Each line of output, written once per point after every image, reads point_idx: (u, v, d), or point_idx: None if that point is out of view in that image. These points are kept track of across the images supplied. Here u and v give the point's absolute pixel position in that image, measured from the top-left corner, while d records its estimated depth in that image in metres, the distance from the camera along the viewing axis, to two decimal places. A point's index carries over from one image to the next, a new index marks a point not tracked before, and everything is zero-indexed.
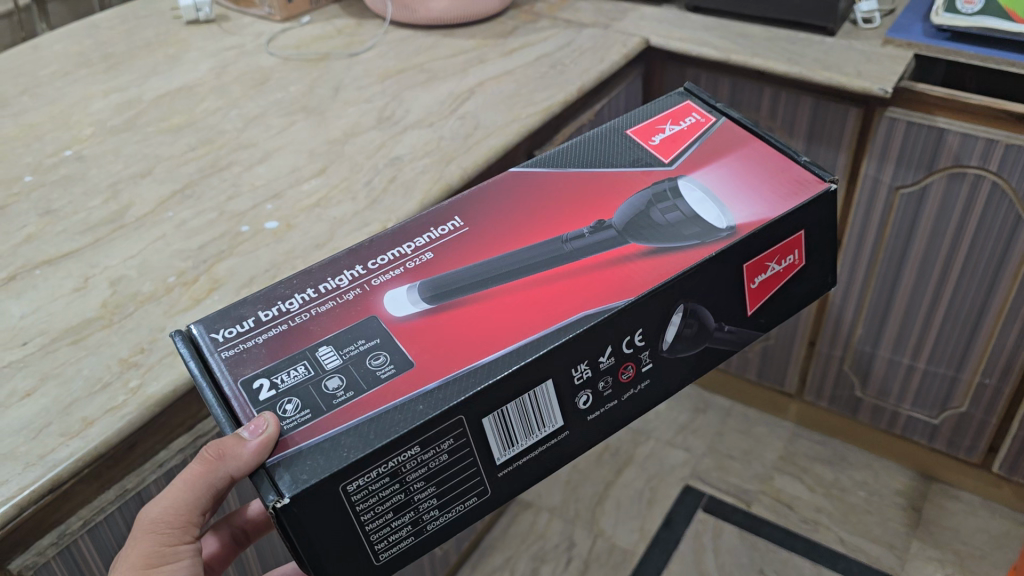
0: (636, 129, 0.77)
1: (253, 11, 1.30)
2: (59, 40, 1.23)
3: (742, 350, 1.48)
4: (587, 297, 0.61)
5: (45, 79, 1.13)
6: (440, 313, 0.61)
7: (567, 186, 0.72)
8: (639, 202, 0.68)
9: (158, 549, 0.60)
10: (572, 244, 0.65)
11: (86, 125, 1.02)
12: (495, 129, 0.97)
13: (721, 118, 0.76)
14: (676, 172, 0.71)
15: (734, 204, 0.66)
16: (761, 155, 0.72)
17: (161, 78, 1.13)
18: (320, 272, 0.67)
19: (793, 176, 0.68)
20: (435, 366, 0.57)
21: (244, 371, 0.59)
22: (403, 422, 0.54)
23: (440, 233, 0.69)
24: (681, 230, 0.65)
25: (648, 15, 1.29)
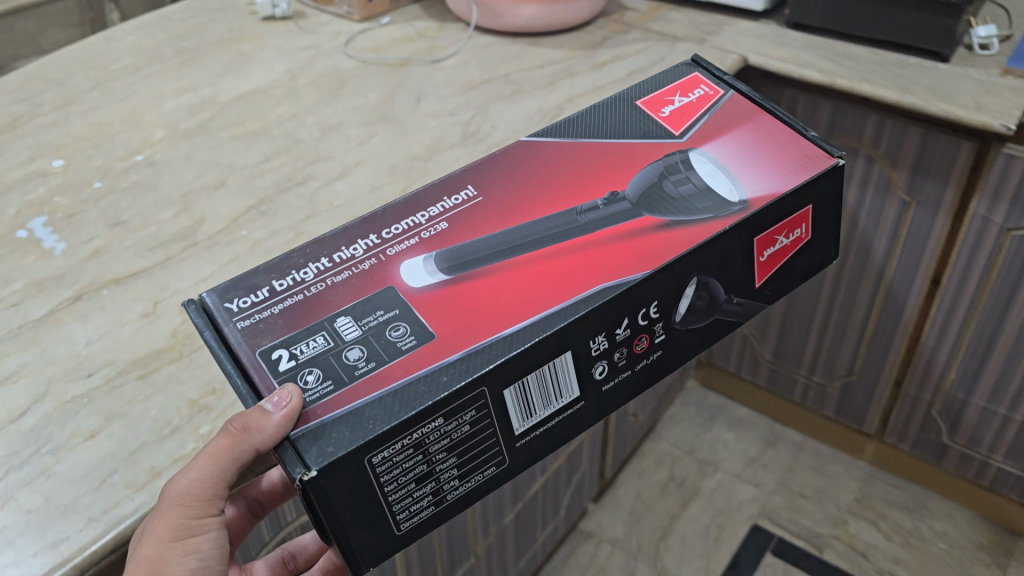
0: (645, 100, 0.80)
1: (329, 9, 1.24)
2: (131, 32, 1.19)
3: (821, 386, 1.41)
4: (607, 270, 0.62)
5: (116, 74, 1.09)
6: (457, 285, 0.62)
7: (580, 158, 0.73)
8: (652, 174, 0.70)
9: (183, 523, 0.55)
10: (587, 215, 0.67)
11: (158, 128, 0.98)
12: None
13: (729, 91, 0.80)
14: (686, 145, 0.73)
15: (746, 178, 0.69)
16: (769, 131, 0.75)
17: (235, 78, 1.08)
18: (334, 241, 0.67)
19: (803, 151, 0.72)
20: (459, 337, 0.57)
21: (260, 343, 0.58)
22: (428, 394, 0.54)
23: (453, 202, 0.70)
24: (692, 204, 0.67)
25: (745, 30, 1.20)
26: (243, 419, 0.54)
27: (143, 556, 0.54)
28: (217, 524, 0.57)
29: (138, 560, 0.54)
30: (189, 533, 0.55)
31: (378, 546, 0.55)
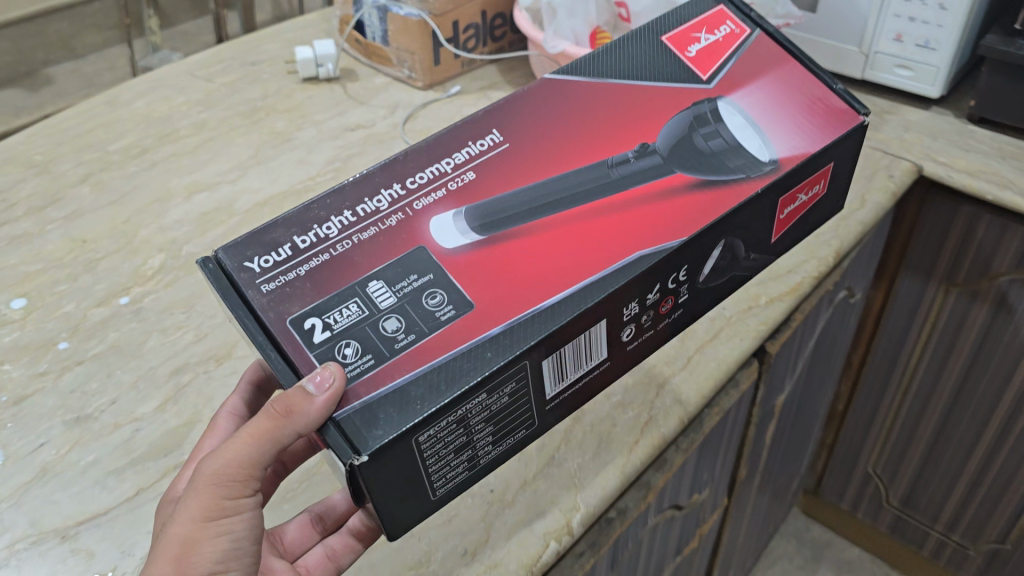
0: (670, 33, 0.57)
1: (386, 70, 1.00)
2: (142, 94, 0.96)
3: (961, 546, 1.15)
4: (673, 219, 0.49)
5: (115, 159, 0.86)
6: (495, 246, 0.47)
7: (601, 97, 0.54)
8: (676, 125, 0.52)
9: (221, 500, 0.42)
10: (621, 168, 0.50)
11: (156, 250, 0.75)
12: (719, 326, 0.68)
13: (755, 31, 0.59)
14: (715, 93, 0.54)
15: (773, 138, 0.53)
16: (801, 84, 0.56)
17: (263, 169, 0.84)
18: (376, 178, 0.49)
19: (829, 108, 0.56)
20: (513, 301, 0.45)
21: (290, 309, 0.43)
22: (471, 371, 0.42)
23: (479, 147, 0.51)
24: (723, 163, 0.52)
25: (913, 123, 0.93)
26: (281, 403, 0.41)
27: (172, 541, 0.42)
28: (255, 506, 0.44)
29: (167, 541, 0.42)
30: (225, 515, 0.43)
31: (408, 520, 0.45)
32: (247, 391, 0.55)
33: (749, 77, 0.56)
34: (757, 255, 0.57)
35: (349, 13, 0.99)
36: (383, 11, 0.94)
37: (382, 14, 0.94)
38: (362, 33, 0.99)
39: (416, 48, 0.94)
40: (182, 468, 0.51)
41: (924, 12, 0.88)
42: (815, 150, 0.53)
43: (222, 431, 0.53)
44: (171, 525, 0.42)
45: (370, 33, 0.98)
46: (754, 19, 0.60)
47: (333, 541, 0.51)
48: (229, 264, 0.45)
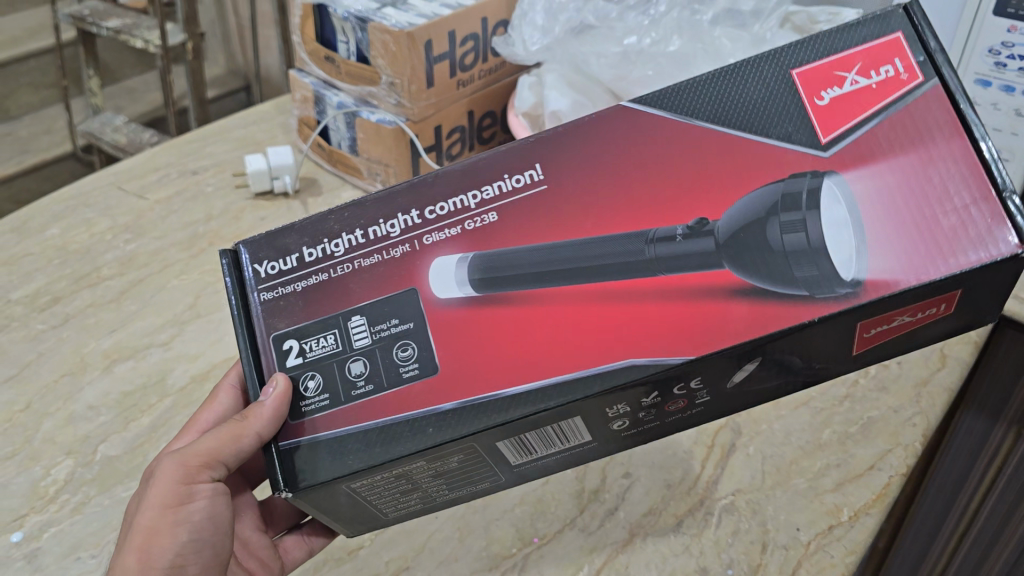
0: (806, 66, 0.39)
1: (355, 181, 0.84)
2: (59, 217, 0.79)
3: None
4: (679, 335, 0.37)
5: (19, 314, 0.69)
6: (486, 309, 0.41)
7: (672, 145, 0.40)
8: (752, 204, 0.38)
9: (173, 486, 0.43)
10: (659, 247, 0.39)
11: (62, 453, 0.57)
12: (796, 559, 0.52)
13: (936, 77, 0.37)
14: (829, 163, 0.37)
15: (870, 246, 0.36)
16: (969, 165, 0.35)
17: (204, 325, 0.67)
18: (400, 197, 0.44)
19: (976, 211, 0.35)
20: (466, 378, 0.40)
21: (276, 325, 0.44)
22: (405, 442, 0.40)
23: (512, 183, 0.42)
24: (788, 271, 0.36)
25: None
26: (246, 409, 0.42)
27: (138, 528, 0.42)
28: (209, 494, 0.44)
29: (136, 531, 0.43)
30: (179, 499, 0.43)
31: (365, 525, 0.49)
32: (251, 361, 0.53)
33: (888, 151, 0.37)
34: (825, 363, 0.40)
35: (311, 114, 0.84)
36: (351, 116, 0.79)
37: (351, 119, 0.79)
38: (326, 138, 0.83)
39: (391, 161, 0.78)
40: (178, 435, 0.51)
41: (995, 117, 0.72)
42: (917, 282, 0.34)
43: (220, 406, 0.51)
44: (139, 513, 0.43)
45: (335, 139, 0.82)
46: (939, 55, 0.38)
47: (311, 527, 0.53)
48: (244, 256, 0.45)
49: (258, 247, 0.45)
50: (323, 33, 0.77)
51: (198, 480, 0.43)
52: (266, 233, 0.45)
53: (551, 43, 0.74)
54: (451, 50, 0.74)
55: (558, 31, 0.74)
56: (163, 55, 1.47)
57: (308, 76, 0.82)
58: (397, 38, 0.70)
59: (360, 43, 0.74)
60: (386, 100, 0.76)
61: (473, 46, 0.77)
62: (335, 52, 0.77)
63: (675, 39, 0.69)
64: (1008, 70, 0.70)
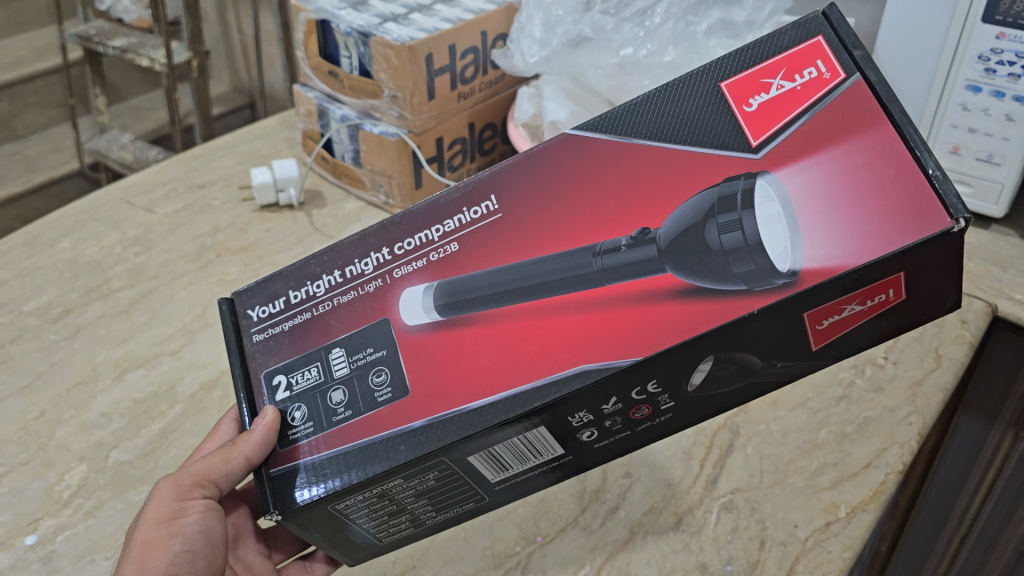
0: (732, 79, 0.41)
1: (358, 193, 0.85)
2: (69, 230, 0.81)
3: None
4: (626, 338, 0.38)
5: (31, 325, 0.70)
6: (451, 330, 0.43)
7: (617, 166, 0.42)
8: (692, 209, 0.39)
9: (167, 501, 0.45)
10: (606, 259, 0.40)
11: (75, 459, 0.59)
12: (795, 555, 0.53)
13: (854, 76, 0.38)
14: (761, 165, 0.38)
15: (805, 234, 0.36)
16: (892, 154, 0.36)
17: (211, 335, 0.69)
18: (374, 237, 0.47)
19: (903, 198, 0.35)
20: (432, 396, 0.41)
21: (267, 362, 0.47)
22: (380, 460, 0.41)
23: (471, 215, 0.44)
24: (726, 268, 0.37)
25: (977, 245, 0.78)
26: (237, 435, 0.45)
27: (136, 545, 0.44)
28: (201, 509, 0.45)
29: (133, 547, 0.44)
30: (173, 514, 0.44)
31: (364, 551, 0.51)
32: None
33: (816, 145, 0.37)
34: (785, 362, 0.39)
35: (315, 128, 0.85)
36: (354, 128, 0.80)
37: (353, 132, 0.81)
38: (330, 151, 0.85)
39: (394, 172, 0.80)
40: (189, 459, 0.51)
41: (986, 122, 0.73)
42: (851, 266, 0.34)
43: (225, 435, 0.52)
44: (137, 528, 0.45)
45: (339, 152, 0.84)
46: (859, 55, 0.39)
47: (315, 555, 0.55)
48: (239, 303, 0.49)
49: (252, 295, 0.50)
50: (326, 48, 0.79)
51: (191, 497, 0.45)
52: (259, 282, 0.50)
53: (549, 55, 0.76)
54: (452, 63, 0.76)
55: (556, 43, 0.75)
56: (168, 73, 1.49)
57: (311, 91, 0.83)
58: (399, 53, 0.72)
59: (362, 57, 0.76)
60: (388, 112, 0.77)
61: (473, 59, 0.78)
62: (338, 67, 0.79)
63: (670, 50, 0.71)
64: (997, 76, 0.71)
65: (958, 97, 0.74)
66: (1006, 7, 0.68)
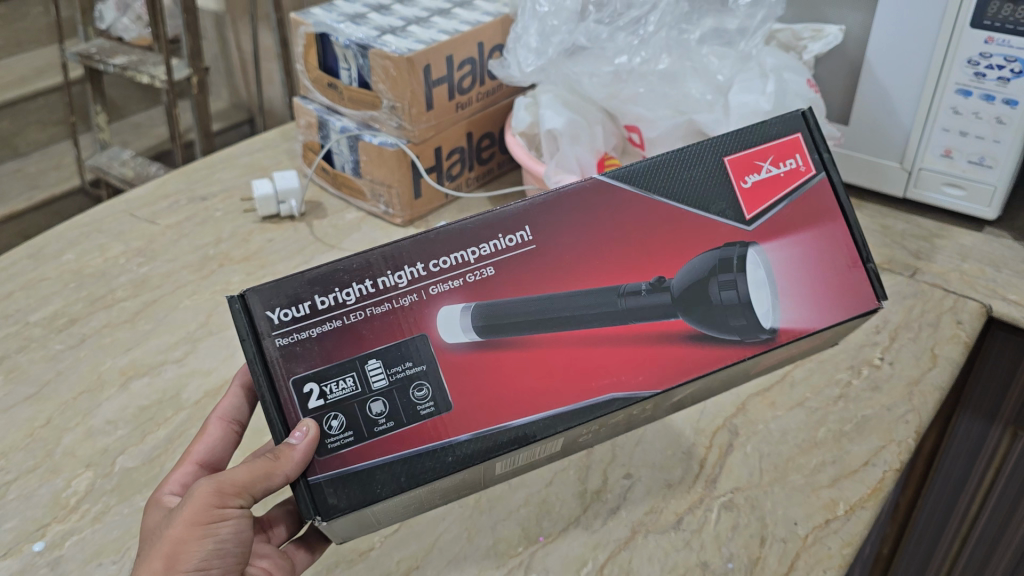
0: (734, 155, 0.49)
1: (359, 204, 0.86)
2: (74, 242, 0.82)
3: None
4: (647, 371, 0.48)
5: (36, 335, 0.71)
6: (489, 352, 0.47)
7: (639, 222, 0.48)
8: (698, 266, 0.48)
9: (206, 509, 0.43)
10: (629, 300, 0.47)
11: (82, 466, 0.59)
12: (795, 551, 0.54)
13: (822, 171, 0.51)
14: (751, 238, 0.49)
15: (784, 300, 0.49)
16: (839, 246, 0.50)
17: (215, 342, 0.70)
18: (406, 248, 0.46)
19: (846, 280, 0.50)
20: (478, 412, 0.46)
21: (296, 369, 0.44)
22: (429, 471, 0.45)
23: (506, 242, 0.47)
24: (724, 321, 0.48)
25: (971, 247, 0.79)
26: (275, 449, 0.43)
27: (166, 542, 0.43)
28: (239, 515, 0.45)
29: (161, 545, 0.43)
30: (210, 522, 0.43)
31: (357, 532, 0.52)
32: (238, 393, 0.53)
33: (793, 228, 0.50)
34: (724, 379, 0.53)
35: (315, 140, 0.86)
36: (354, 139, 0.81)
37: (353, 143, 0.81)
38: (330, 163, 0.86)
39: (394, 182, 0.80)
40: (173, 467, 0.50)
41: (977, 126, 0.74)
42: (816, 330, 0.49)
43: (213, 436, 0.51)
44: (167, 527, 0.44)
45: (339, 163, 0.85)
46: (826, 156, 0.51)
47: (313, 537, 0.53)
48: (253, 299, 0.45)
49: (265, 290, 0.45)
50: (325, 61, 0.80)
51: (229, 504, 0.44)
52: (276, 281, 0.45)
53: (545, 64, 0.76)
54: (450, 74, 0.77)
55: (552, 52, 0.76)
56: (168, 89, 1.51)
57: (311, 103, 0.84)
58: (397, 63, 0.73)
59: (361, 69, 0.77)
60: (387, 123, 0.78)
61: (471, 70, 0.80)
62: (337, 78, 0.80)
63: (664, 58, 0.73)
64: (987, 80, 0.72)
65: (949, 101, 0.75)
66: (994, 11, 0.69)
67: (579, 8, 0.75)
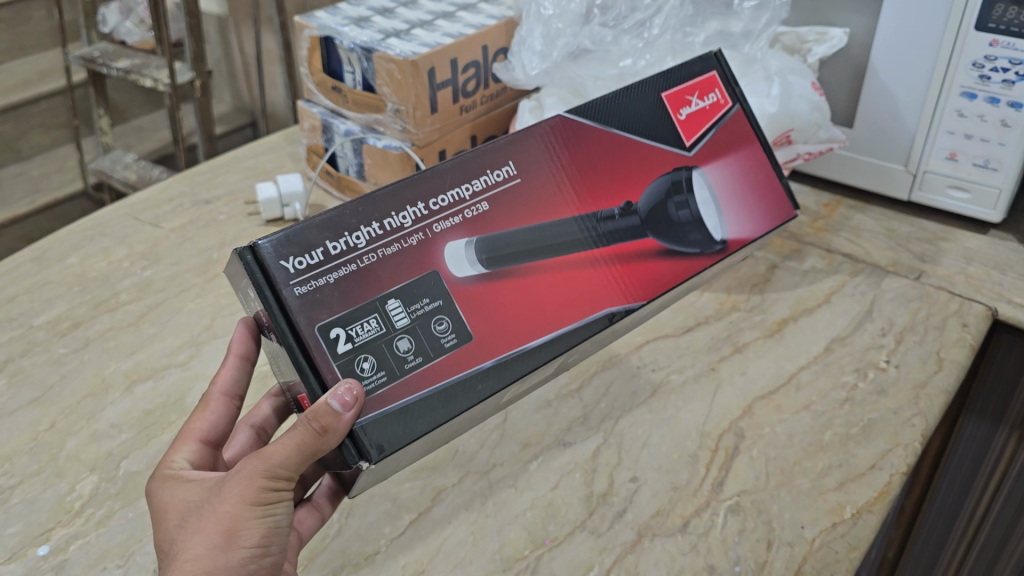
0: (668, 91, 0.59)
1: None
2: (77, 246, 0.82)
3: None
4: (628, 286, 0.54)
5: (39, 339, 0.71)
6: (496, 281, 0.49)
7: (600, 149, 0.56)
8: (656, 190, 0.56)
9: (259, 490, 0.43)
10: (604, 224, 0.54)
11: (86, 469, 0.59)
12: (802, 555, 0.54)
13: (736, 103, 0.62)
14: (691, 164, 0.59)
15: (727, 215, 0.60)
16: (758, 165, 0.62)
17: (218, 346, 0.69)
18: (404, 189, 0.48)
19: (770, 194, 0.62)
20: (498, 339, 0.49)
21: (319, 316, 0.44)
22: (462, 397, 0.47)
23: (496, 176, 0.51)
24: (684, 235, 0.57)
25: (976, 250, 0.79)
26: (320, 421, 0.41)
27: (220, 518, 0.42)
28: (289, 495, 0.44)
29: (212, 520, 0.43)
30: (265, 502, 0.43)
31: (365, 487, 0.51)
32: (235, 364, 0.51)
33: (721, 151, 0.61)
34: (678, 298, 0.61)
35: (319, 143, 0.86)
36: (358, 142, 0.81)
37: (357, 146, 0.81)
38: (335, 166, 0.86)
39: None
40: (176, 446, 0.49)
41: (982, 128, 0.74)
42: (754, 236, 0.61)
43: (215, 413, 0.50)
44: (218, 502, 0.43)
45: (343, 166, 0.85)
46: (736, 91, 0.63)
47: (317, 498, 0.54)
48: (264, 254, 0.44)
49: (274, 244, 0.44)
50: (329, 64, 0.80)
51: (281, 487, 0.43)
52: (282, 232, 0.44)
53: (550, 67, 0.76)
54: (453, 77, 0.77)
55: (557, 55, 0.75)
56: (171, 93, 1.51)
57: (316, 106, 0.85)
58: (401, 67, 0.73)
59: (365, 72, 0.77)
60: (391, 126, 0.78)
61: (475, 73, 0.80)
62: (342, 82, 0.80)
63: (669, 61, 0.73)
64: (992, 83, 0.72)
65: (953, 104, 0.75)
66: (998, 15, 0.69)
67: (583, 11, 0.74)
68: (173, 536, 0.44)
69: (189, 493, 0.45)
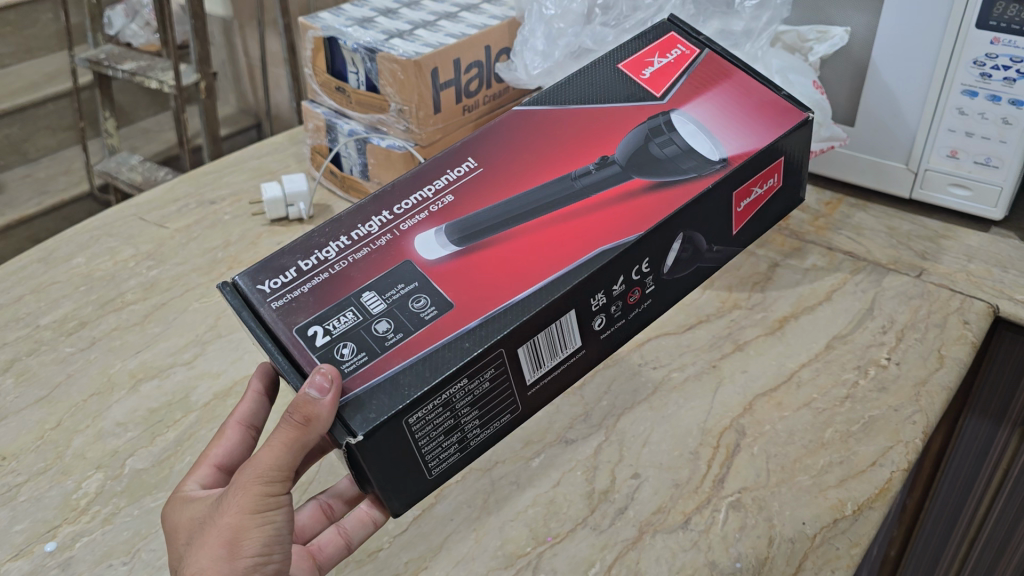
0: (625, 62, 0.57)
1: None
2: (84, 247, 0.82)
3: None
4: (627, 223, 0.49)
5: (46, 338, 0.71)
6: (472, 255, 0.49)
7: (563, 126, 0.55)
8: (632, 139, 0.53)
9: (257, 497, 0.43)
10: (582, 180, 0.51)
11: (92, 467, 0.60)
12: (802, 552, 0.54)
13: (705, 48, 0.58)
14: (668, 106, 0.54)
15: (723, 137, 0.53)
16: (753, 88, 0.56)
17: (223, 345, 0.70)
18: (367, 209, 0.52)
19: (773, 109, 0.55)
20: (480, 301, 0.46)
21: (296, 319, 0.46)
22: (451, 360, 0.44)
23: (456, 174, 0.53)
24: (674, 167, 0.52)
25: (978, 248, 0.79)
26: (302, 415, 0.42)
27: (222, 530, 0.43)
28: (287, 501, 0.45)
29: (216, 532, 0.43)
30: (264, 509, 0.44)
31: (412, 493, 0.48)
32: (254, 399, 0.53)
33: (702, 87, 0.56)
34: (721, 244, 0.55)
35: (323, 143, 0.87)
36: (361, 142, 0.81)
37: (361, 145, 0.82)
38: (338, 165, 0.86)
39: None
40: (190, 470, 0.50)
41: (983, 126, 0.74)
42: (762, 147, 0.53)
43: (229, 441, 0.52)
44: (218, 515, 0.44)
45: (347, 166, 0.85)
46: (702, 38, 0.59)
47: (346, 522, 0.53)
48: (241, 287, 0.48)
49: (249, 276, 0.48)
50: (333, 65, 0.81)
51: (277, 492, 0.44)
52: (257, 265, 0.49)
53: (552, 66, 0.77)
54: (456, 77, 0.78)
55: (558, 54, 0.76)
56: (177, 95, 1.51)
57: (319, 107, 0.85)
58: (405, 67, 0.74)
59: (369, 72, 0.77)
60: (395, 126, 0.79)
61: (478, 73, 0.80)
62: (345, 82, 0.81)
63: None
64: (993, 81, 0.72)
65: (954, 102, 0.75)
66: (999, 13, 0.69)
67: (585, 11, 0.75)
68: (182, 552, 0.45)
69: (194, 512, 0.46)
